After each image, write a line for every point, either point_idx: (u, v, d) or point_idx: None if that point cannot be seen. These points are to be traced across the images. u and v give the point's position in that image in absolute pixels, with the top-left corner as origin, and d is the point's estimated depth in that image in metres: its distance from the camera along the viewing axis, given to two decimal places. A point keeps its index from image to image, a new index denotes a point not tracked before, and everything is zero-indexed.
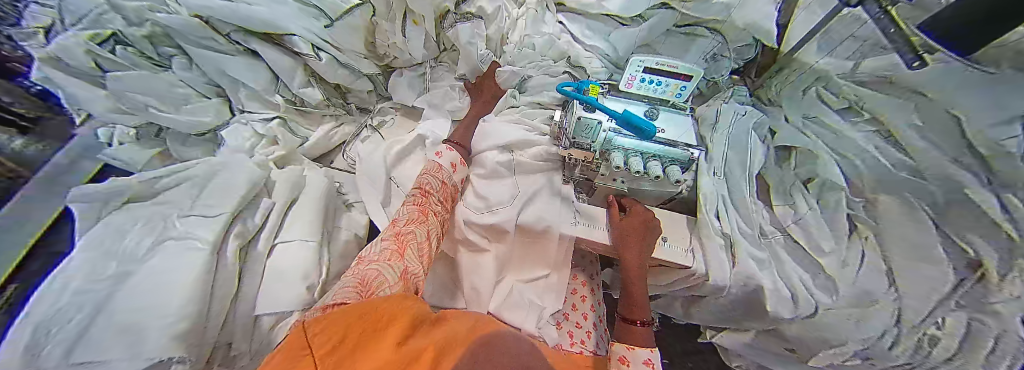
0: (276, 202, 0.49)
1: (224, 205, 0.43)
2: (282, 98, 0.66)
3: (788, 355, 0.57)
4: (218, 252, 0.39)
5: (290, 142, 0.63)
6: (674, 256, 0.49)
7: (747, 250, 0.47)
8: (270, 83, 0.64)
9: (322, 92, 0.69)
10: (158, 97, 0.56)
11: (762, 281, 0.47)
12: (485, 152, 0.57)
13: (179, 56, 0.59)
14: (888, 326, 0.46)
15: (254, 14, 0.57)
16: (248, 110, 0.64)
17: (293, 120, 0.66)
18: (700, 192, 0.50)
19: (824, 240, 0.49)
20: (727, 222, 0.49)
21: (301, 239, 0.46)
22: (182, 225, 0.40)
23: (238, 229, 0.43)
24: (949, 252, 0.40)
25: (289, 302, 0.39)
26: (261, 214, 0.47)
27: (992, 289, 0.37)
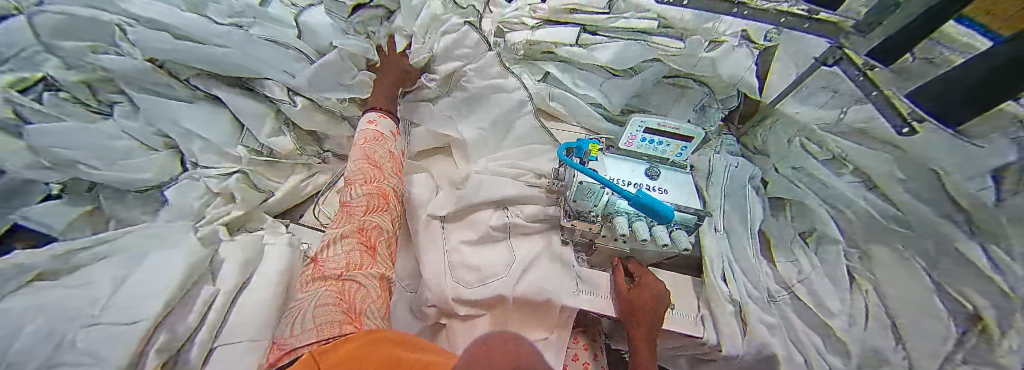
0: (220, 289, 0.40)
1: (150, 308, 0.33)
2: (243, 149, 0.59)
3: None
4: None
5: (250, 201, 0.55)
6: (683, 323, 0.46)
7: (758, 315, 0.44)
8: (232, 134, 0.59)
9: (293, 140, 0.64)
10: (91, 150, 0.45)
11: (776, 349, 0.45)
12: (479, 210, 0.53)
13: (125, 105, 0.51)
14: None
15: (227, 59, 0.57)
16: (203, 165, 0.55)
17: (255, 172, 0.58)
18: (705, 252, 0.49)
19: (831, 300, 0.46)
20: (735, 286, 0.46)
21: (249, 339, 0.37)
22: (92, 334, 0.29)
23: (163, 338, 0.32)
24: (949, 305, 0.35)
25: None
26: (196, 313, 0.36)
27: (997, 347, 0.30)
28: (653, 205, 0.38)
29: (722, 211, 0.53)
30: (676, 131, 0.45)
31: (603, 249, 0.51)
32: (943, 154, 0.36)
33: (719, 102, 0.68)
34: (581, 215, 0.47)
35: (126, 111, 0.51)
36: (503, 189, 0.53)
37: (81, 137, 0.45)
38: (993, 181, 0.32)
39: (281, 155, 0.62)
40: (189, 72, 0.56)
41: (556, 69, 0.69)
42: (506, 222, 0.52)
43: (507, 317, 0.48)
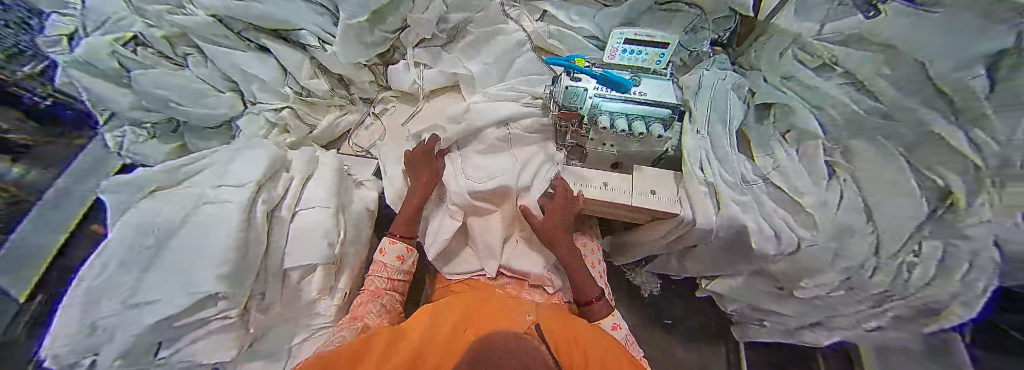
0: (294, 177, 0.57)
1: (250, 177, 0.51)
2: (290, 89, 0.68)
3: (779, 295, 0.61)
4: (252, 211, 0.49)
5: (299, 131, 0.69)
6: (662, 205, 0.53)
7: (730, 195, 0.51)
8: (280, 79, 0.68)
9: (328, 84, 0.72)
10: (177, 91, 0.60)
11: (746, 222, 0.50)
12: (486, 130, 0.61)
13: (196, 56, 0.63)
14: (867, 256, 0.49)
15: (267, 13, 0.61)
16: (260, 102, 0.67)
17: (300, 110, 0.69)
18: (684, 150, 0.53)
19: (801, 181, 0.52)
20: (711, 173, 0.52)
21: (320, 205, 0.56)
22: (217, 193, 0.49)
23: (262, 199, 0.51)
24: (920, 182, 0.42)
25: (313, 255, 0.52)
26: (282, 184, 0.55)
27: (956, 220, 0.40)
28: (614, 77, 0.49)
29: (709, 115, 0.55)
30: (653, 39, 0.49)
31: (591, 153, 0.57)
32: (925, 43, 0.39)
33: (710, 23, 0.70)
34: (570, 110, 0.52)
35: (197, 62, 0.63)
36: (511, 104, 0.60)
37: (174, 84, 0.59)
38: (984, 69, 0.35)
39: (320, 95, 0.71)
40: (240, 25, 0.63)
41: (551, 7, 0.74)
42: (511, 130, 0.60)
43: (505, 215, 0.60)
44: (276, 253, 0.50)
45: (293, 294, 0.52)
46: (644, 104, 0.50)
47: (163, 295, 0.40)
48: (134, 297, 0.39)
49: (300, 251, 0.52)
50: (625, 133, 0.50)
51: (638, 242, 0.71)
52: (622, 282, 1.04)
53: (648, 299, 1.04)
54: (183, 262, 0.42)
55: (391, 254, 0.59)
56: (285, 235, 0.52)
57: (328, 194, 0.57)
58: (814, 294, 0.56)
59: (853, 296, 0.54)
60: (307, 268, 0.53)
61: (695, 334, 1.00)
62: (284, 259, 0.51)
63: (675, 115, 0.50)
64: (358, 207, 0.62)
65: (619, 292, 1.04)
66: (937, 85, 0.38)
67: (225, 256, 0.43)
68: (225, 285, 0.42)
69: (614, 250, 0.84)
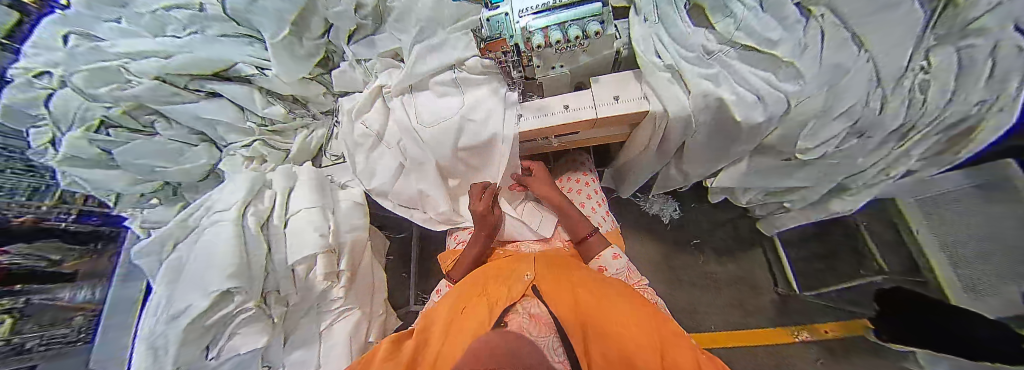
0: (277, 192, 0.58)
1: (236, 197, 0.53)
2: (253, 124, 0.68)
3: (787, 166, 0.57)
4: (243, 225, 0.51)
5: (275, 157, 0.71)
6: (630, 107, 0.51)
7: (696, 72, 0.47)
8: (237, 117, 0.66)
9: (285, 107, 0.70)
10: (157, 156, 0.63)
11: (722, 94, 0.47)
12: (438, 75, 0.58)
13: (161, 120, 0.63)
14: (868, 90, 0.44)
15: (194, 57, 0.57)
16: (230, 143, 0.68)
17: (271, 139, 0.70)
18: (634, 44, 0.52)
19: (771, 31, 0.46)
20: (667, 56, 0.49)
21: (306, 207, 0.57)
22: (211, 217, 0.53)
23: (251, 214, 0.53)
24: None
25: (311, 246, 0.54)
26: (269, 200, 0.57)
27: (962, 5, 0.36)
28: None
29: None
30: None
31: (544, 81, 0.56)
32: None
33: None
34: (501, 38, 0.51)
35: (165, 126, 0.63)
36: (438, 61, 0.56)
37: (154, 150, 0.62)
38: None
39: (280, 119, 0.69)
40: (184, 78, 0.61)
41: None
42: (456, 80, 0.58)
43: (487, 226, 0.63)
44: (280, 253, 0.54)
45: (309, 291, 0.56)
46: (572, 7, 0.47)
47: (193, 301, 0.46)
48: (177, 310, 0.46)
49: (299, 244, 0.54)
50: (567, 43, 0.48)
51: (630, 158, 0.69)
52: (638, 214, 1.01)
53: (668, 223, 1.00)
54: (201, 276, 0.47)
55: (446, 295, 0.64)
56: (286, 242, 0.55)
57: (311, 195, 0.58)
58: (823, 152, 0.52)
59: (866, 141, 0.50)
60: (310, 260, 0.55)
61: (729, 245, 0.96)
62: (287, 256, 0.54)
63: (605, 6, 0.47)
64: (344, 202, 0.63)
65: (636, 223, 1.00)
66: None
67: (229, 255, 0.47)
68: (237, 282, 0.47)
69: (614, 180, 0.81)
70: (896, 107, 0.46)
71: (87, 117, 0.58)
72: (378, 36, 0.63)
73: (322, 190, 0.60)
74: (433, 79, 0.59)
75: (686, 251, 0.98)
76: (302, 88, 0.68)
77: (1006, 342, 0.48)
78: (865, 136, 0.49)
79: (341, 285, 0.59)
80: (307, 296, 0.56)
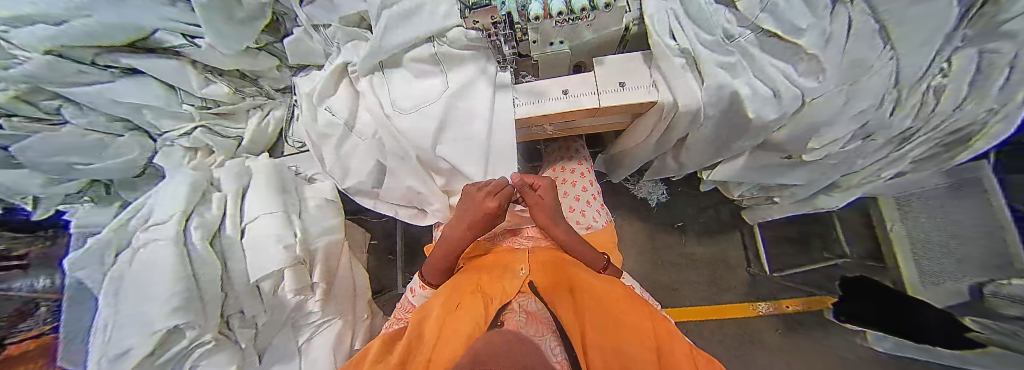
0: (228, 193, 0.51)
1: (174, 206, 0.46)
2: (191, 107, 0.58)
3: (787, 164, 0.55)
4: (185, 242, 0.45)
5: (223, 146, 0.62)
6: (636, 96, 0.46)
7: (713, 59, 0.42)
8: (167, 99, 0.56)
9: (230, 84, 0.60)
10: (74, 150, 0.52)
11: (737, 87, 0.43)
12: (413, 55, 0.50)
13: (68, 105, 0.51)
14: (888, 89, 0.43)
15: (94, 27, 0.43)
16: (166, 131, 0.58)
17: (217, 124, 0.61)
18: (646, 18, 0.43)
19: (800, 18, 0.38)
20: (684, 38, 0.42)
21: (267, 212, 0.51)
22: (145, 232, 0.45)
23: (197, 220, 0.47)
24: None
25: (274, 262, 0.49)
26: (217, 204, 0.50)
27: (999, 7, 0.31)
28: None
29: None
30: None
31: (540, 60, 0.49)
32: None
33: None
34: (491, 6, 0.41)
35: (73, 112, 0.51)
36: (413, 32, 0.46)
37: (67, 144, 0.51)
38: None
39: (226, 100, 0.60)
40: (87, 50, 0.46)
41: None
42: (436, 56, 0.50)
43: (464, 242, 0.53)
44: (237, 267, 0.49)
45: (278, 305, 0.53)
46: None
47: (133, 338, 0.41)
48: (115, 345, 0.40)
49: (261, 261, 0.49)
50: (570, 16, 0.40)
51: (629, 148, 0.64)
52: (628, 199, 1.00)
53: (655, 208, 1.00)
54: (140, 308, 0.42)
55: (419, 297, 0.60)
56: (242, 253, 0.50)
57: (268, 199, 0.52)
58: (824, 154, 0.51)
59: (868, 143, 0.49)
60: (276, 274, 0.51)
61: (711, 228, 0.99)
62: (249, 272, 0.49)
63: None
64: (312, 200, 0.59)
65: (624, 208, 1.00)
66: None
67: (173, 284, 0.42)
68: (184, 317, 0.42)
69: (606, 166, 0.78)
70: (906, 107, 0.44)
71: None
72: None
73: (282, 191, 0.54)
74: (409, 55, 0.50)
75: (670, 234, 1.00)
76: (250, 60, 0.56)
77: (947, 330, 0.54)
78: (870, 137, 0.48)
79: (316, 299, 0.57)
80: (278, 312, 0.53)
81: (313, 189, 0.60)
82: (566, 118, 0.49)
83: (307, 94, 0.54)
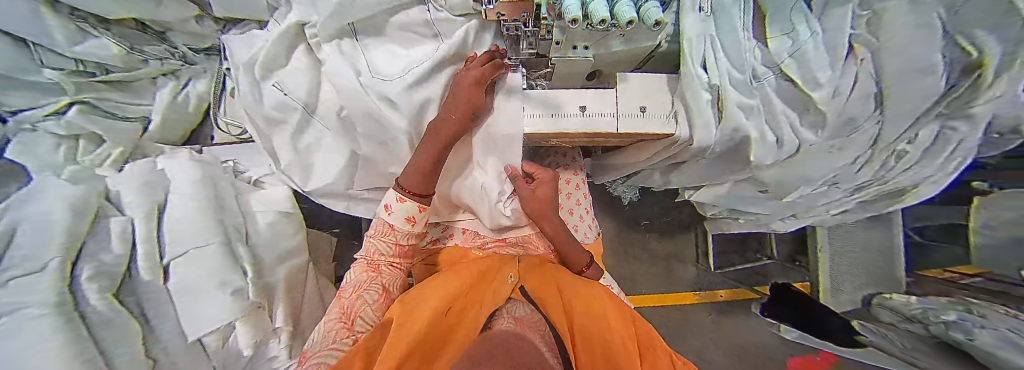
0: (135, 217, 0.41)
1: (50, 247, 0.33)
2: (58, 73, 0.44)
3: (760, 196, 0.60)
4: (76, 303, 0.33)
5: (120, 134, 0.49)
6: (655, 126, 0.43)
7: (736, 98, 0.41)
8: (16, 57, 0.41)
9: (119, 42, 0.48)
10: None
11: (750, 131, 0.43)
12: (400, 15, 0.42)
13: None
14: (865, 149, 0.46)
15: None
16: (21, 108, 0.42)
17: (101, 101, 0.49)
18: (684, 39, 0.39)
19: (821, 70, 0.40)
20: (715, 72, 0.40)
21: (195, 247, 0.44)
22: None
23: (89, 269, 0.35)
24: (950, 58, 0.34)
25: (220, 314, 0.44)
26: (120, 241, 0.39)
27: (982, 88, 0.34)
28: None
29: None
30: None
31: (557, 64, 0.42)
32: None
33: None
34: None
35: None
36: None
37: None
38: None
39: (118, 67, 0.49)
40: None
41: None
42: (430, 26, 0.42)
43: (472, 86, 0.39)
44: (166, 323, 0.40)
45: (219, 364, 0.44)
46: None
47: None
48: None
49: (200, 314, 0.42)
50: (608, 25, 0.34)
51: (622, 163, 0.63)
52: (603, 195, 1.05)
53: (625, 205, 1.06)
54: None
55: (398, 215, 0.42)
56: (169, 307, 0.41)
57: (199, 227, 0.45)
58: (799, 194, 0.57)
59: (834, 188, 0.55)
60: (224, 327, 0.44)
61: (671, 227, 1.08)
62: (183, 330, 0.41)
63: None
64: (262, 214, 0.55)
65: (599, 203, 1.05)
66: None
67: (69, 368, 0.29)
68: None
69: (593, 171, 0.77)
70: (874, 164, 0.49)
71: None
72: None
73: (217, 206, 0.48)
74: (395, 19, 0.42)
75: (634, 231, 1.07)
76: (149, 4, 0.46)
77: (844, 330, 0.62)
78: (835, 184, 0.54)
79: (282, 340, 0.53)
80: (232, 363, 0.46)
81: (263, 199, 0.56)
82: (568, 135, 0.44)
83: (248, 61, 0.44)
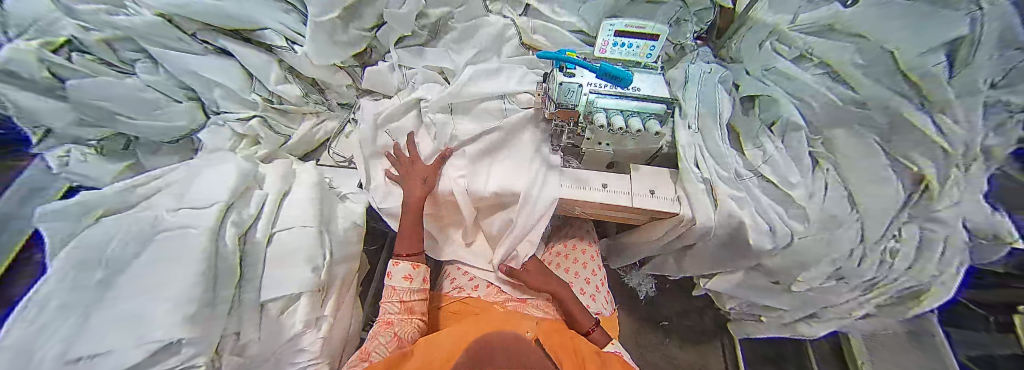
0: (269, 193, 0.53)
1: (217, 197, 0.47)
2: (258, 97, 0.62)
3: (774, 288, 0.63)
4: (219, 238, 0.44)
5: (272, 141, 0.63)
6: (662, 205, 0.54)
7: (727, 190, 0.52)
8: (243, 84, 0.61)
9: (299, 87, 0.67)
10: (123, 103, 0.52)
11: (743, 217, 0.52)
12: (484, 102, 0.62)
13: (146, 61, 0.54)
14: (855, 245, 0.52)
15: (224, 10, 0.55)
16: (225, 110, 0.61)
17: (271, 119, 0.64)
18: (679, 146, 0.56)
19: (792, 174, 0.53)
20: (706, 169, 0.54)
21: (301, 225, 0.52)
22: (175, 217, 0.43)
23: (234, 215, 0.47)
24: (896, 170, 0.47)
25: (294, 285, 0.47)
26: (255, 205, 0.51)
27: (933, 197, 0.46)
28: (614, 71, 0.48)
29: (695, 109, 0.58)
30: (646, 31, 0.51)
31: (586, 153, 0.57)
32: (897, 36, 0.42)
33: (692, 16, 0.71)
34: (567, 107, 0.51)
35: (147, 68, 0.54)
36: (487, 88, 0.61)
37: (117, 93, 0.51)
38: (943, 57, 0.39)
39: (292, 99, 0.65)
40: (194, 25, 0.56)
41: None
42: (502, 109, 0.62)
43: (426, 174, 0.57)
44: (253, 279, 0.45)
45: (276, 336, 0.46)
46: (634, 100, 0.51)
47: (112, 345, 0.33)
48: (70, 351, 0.31)
49: (281, 280, 0.47)
50: (619, 131, 0.49)
51: (636, 243, 0.70)
52: (618, 287, 1.06)
53: (643, 300, 1.05)
54: (136, 305, 0.35)
55: (399, 271, 0.54)
56: (261, 269, 0.47)
57: (308, 212, 0.53)
58: (809, 286, 0.59)
59: (842, 284, 0.57)
60: (291, 297, 0.48)
61: (694, 333, 1.01)
62: (261, 291, 0.46)
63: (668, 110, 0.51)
64: (343, 218, 0.59)
65: (616, 294, 1.05)
66: (907, 73, 0.42)
67: (192, 288, 0.38)
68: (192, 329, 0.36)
69: (609, 253, 0.83)
70: (870, 260, 0.53)
71: (52, 33, 0.48)
72: (428, 49, 0.68)
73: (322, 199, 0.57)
74: (481, 105, 0.62)
75: (654, 332, 1.01)
76: (328, 73, 0.67)
77: None
78: (842, 279, 0.56)
79: (319, 336, 0.51)
80: (270, 344, 0.45)
81: (345, 209, 0.61)
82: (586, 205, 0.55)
83: (374, 116, 0.63)
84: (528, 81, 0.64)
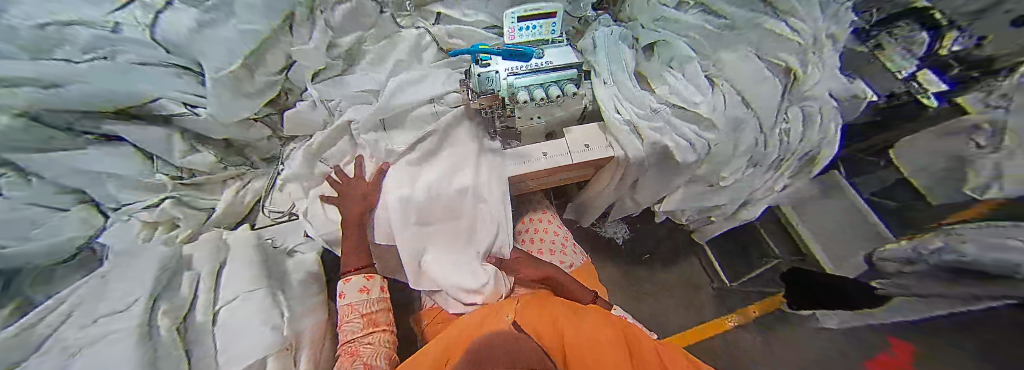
0: (201, 270, 0.53)
1: (137, 292, 0.46)
2: (164, 177, 0.58)
3: (709, 192, 0.73)
4: (152, 337, 0.42)
5: (193, 221, 0.59)
6: (597, 153, 0.62)
7: (646, 125, 0.61)
8: (140, 169, 0.56)
9: (213, 154, 0.63)
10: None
11: (665, 142, 0.61)
12: (416, 108, 0.62)
13: (12, 174, 0.43)
14: (756, 137, 0.64)
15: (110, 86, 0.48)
16: (126, 203, 0.54)
17: (187, 196, 0.60)
18: (599, 100, 0.64)
19: (693, 95, 0.63)
20: (625, 112, 0.62)
21: (245, 291, 0.52)
22: (98, 324, 0.41)
23: (164, 305, 0.46)
24: (773, 68, 0.63)
25: (257, 350, 0.47)
26: (188, 286, 0.50)
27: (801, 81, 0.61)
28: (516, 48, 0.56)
29: (607, 67, 0.66)
30: (545, 11, 0.59)
31: (524, 131, 0.62)
32: None
33: None
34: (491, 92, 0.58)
35: (13, 183, 0.43)
36: (417, 95, 0.62)
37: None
38: None
39: (205, 170, 0.63)
40: (68, 114, 0.47)
41: (443, 8, 0.75)
42: (434, 113, 0.62)
43: (360, 197, 0.59)
44: (205, 362, 0.44)
45: None
46: (551, 71, 0.57)
47: None
48: None
49: (240, 349, 0.46)
50: (546, 100, 0.57)
51: (593, 194, 0.78)
52: (595, 239, 1.15)
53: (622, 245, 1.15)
54: None
55: (352, 286, 0.55)
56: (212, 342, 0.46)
57: (249, 276, 0.53)
58: (734, 176, 0.69)
59: (758, 169, 0.68)
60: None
61: (671, 256, 1.14)
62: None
63: (580, 72, 0.59)
64: (295, 273, 0.60)
65: (595, 246, 1.15)
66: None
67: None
68: None
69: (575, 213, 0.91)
70: (773, 142, 0.64)
71: None
72: (346, 76, 0.66)
73: (262, 261, 0.57)
74: (412, 114, 0.62)
75: (638, 268, 1.12)
76: (242, 131, 0.63)
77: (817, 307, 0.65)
78: (756, 165, 0.68)
79: None
80: None
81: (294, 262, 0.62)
82: (532, 174, 0.61)
83: (311, 150, 0.64)
84: (451, 80, 0.65)
